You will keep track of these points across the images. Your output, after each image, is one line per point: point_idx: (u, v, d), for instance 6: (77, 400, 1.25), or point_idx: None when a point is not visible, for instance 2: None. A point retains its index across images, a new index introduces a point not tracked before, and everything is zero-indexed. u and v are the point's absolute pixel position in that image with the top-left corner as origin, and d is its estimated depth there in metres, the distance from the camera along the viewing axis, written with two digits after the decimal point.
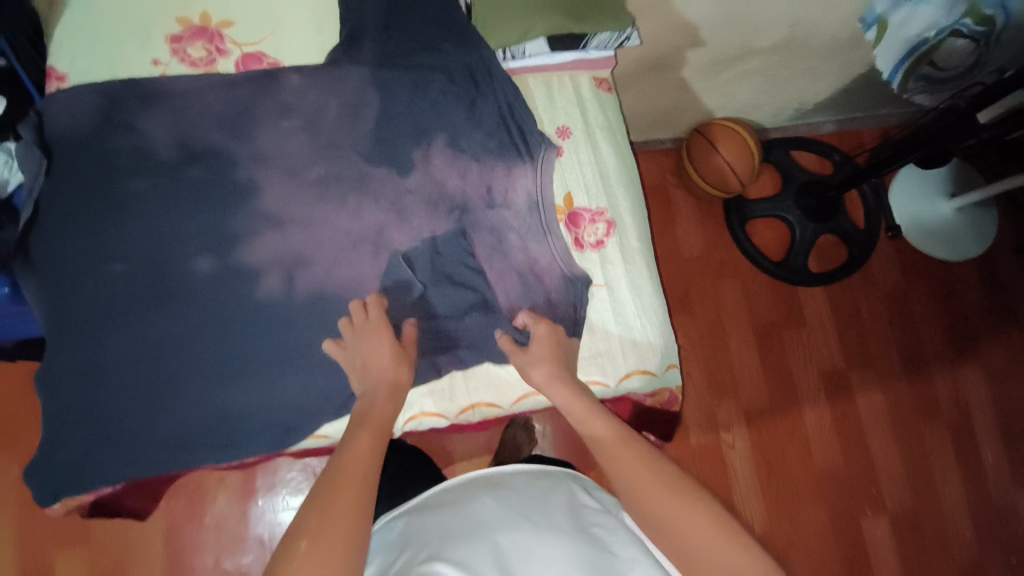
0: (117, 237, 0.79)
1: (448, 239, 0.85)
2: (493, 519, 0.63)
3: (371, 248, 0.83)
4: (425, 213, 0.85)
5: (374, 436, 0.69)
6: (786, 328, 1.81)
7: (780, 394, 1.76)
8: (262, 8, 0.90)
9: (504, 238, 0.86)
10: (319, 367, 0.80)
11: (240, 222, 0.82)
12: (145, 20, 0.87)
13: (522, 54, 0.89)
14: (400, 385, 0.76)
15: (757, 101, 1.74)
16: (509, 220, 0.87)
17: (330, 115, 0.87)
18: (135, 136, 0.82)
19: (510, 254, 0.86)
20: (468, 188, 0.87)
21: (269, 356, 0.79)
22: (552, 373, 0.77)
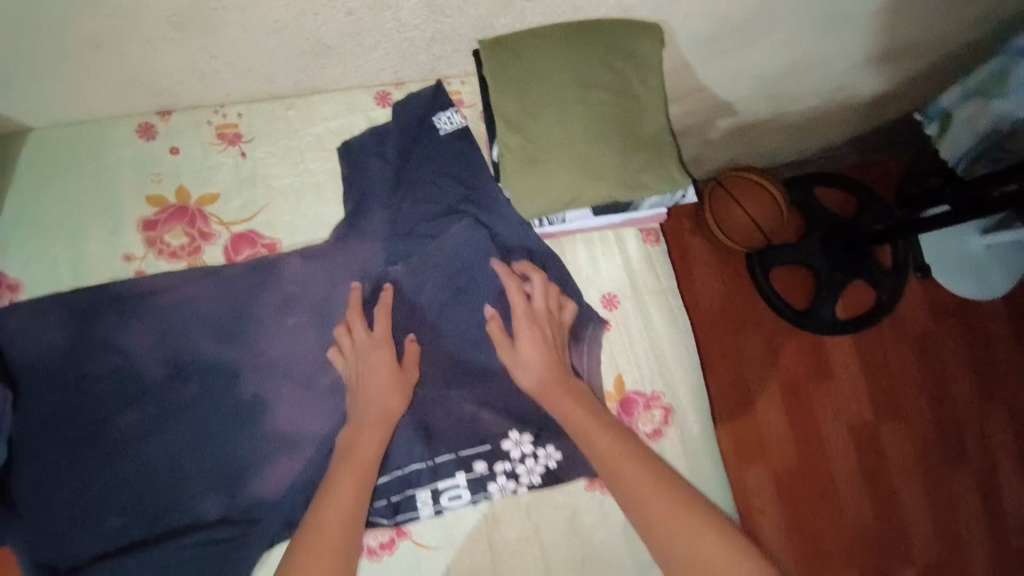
0: (107, 484, 0.68)
1: (491, 447, 0.74)
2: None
3: (402, 460, 0.73)
4: (459, 419, 0.74)
5: (356, 480, 0.66)
6: (814, 382, 1.75)
7: (811, 453, 1.70)
8: (249, 173, 0.75)
9: (547, 444, 0.75)
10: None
11: (248, 453, 0.70)
12: (110, 202, 0.72)
13: (560, 220, 0.77)
14: (390, 415, 0.70)
15: (783, 148, 1.60)
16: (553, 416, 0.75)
17: (340, 304, 0.74)
18: (116, 354, 0.69)
19: (557, 463, 0.75)
20: (508, 383, 0.75)
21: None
22: (548, 364, 0.72)
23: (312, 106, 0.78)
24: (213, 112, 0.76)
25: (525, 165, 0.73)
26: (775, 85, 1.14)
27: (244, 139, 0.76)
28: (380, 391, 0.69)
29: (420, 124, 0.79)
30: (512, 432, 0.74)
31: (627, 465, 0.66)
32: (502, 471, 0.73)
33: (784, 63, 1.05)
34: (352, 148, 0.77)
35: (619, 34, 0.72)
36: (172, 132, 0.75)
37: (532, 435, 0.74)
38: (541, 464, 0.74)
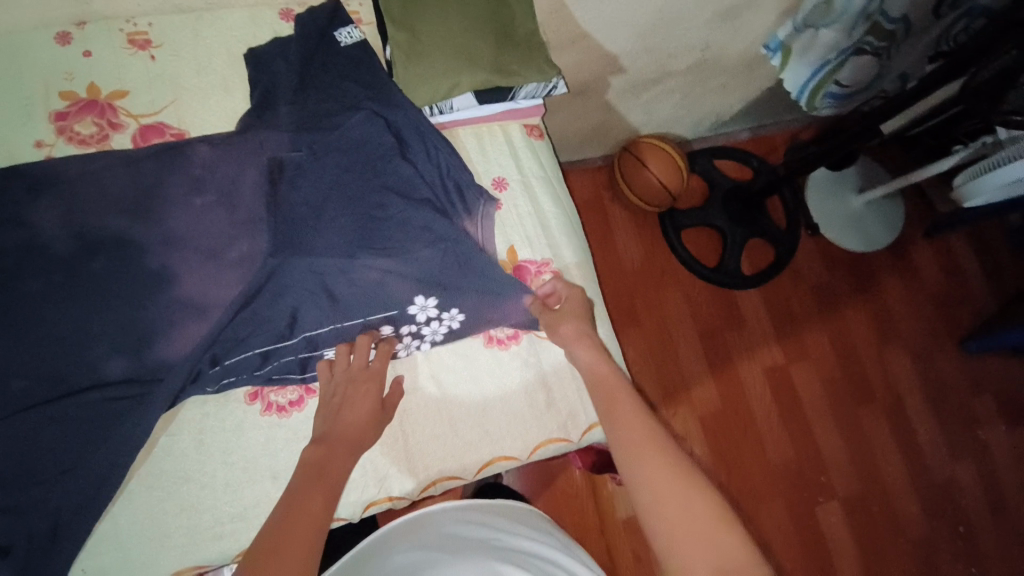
0: (12, 347, 0.69)
1: (398, 312, 0.81)
2: (418, 559, 0.67)
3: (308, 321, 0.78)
4: (365, 286, 0.79)
5: (323, 489, 0.67)
6: (729, 329, 1.85)
7: (730, 395, 1.79)
8: (161, 75, 0.83)
9: (451, 306, 0.81)
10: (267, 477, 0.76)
11: (157, 316, 0.74)
12: (24, 97, 0.78)
13: (449, 108, 0.88)
14: (365, 440, 0.75)
15: (679, 116, 1.77)
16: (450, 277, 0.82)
17: (247, 184, 0.80)
18: (24, 229, 0.73)
19: (460, 323, 0.83)
20: (409, 252, 0.81)
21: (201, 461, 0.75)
22: (575, 333, 0.77)
23: (221, 20, 0.86)
24: (125, 22, 0.83)
25: (411, 58, 0.83)
26: (648, 40, 1.31)
27: (154, 44, 0.83)
28: (353, 405, 0.75)
29: (321, 35, 0.88)
30: (416, 297, 0.80)
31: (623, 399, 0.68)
32: (407, 333, 0.82)
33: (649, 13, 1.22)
34: (259, 55, 0.86)
35: None
36: (86, 39, 0.81)
37: (436, 298, 0.81)
38: (446, 325, 0.82)
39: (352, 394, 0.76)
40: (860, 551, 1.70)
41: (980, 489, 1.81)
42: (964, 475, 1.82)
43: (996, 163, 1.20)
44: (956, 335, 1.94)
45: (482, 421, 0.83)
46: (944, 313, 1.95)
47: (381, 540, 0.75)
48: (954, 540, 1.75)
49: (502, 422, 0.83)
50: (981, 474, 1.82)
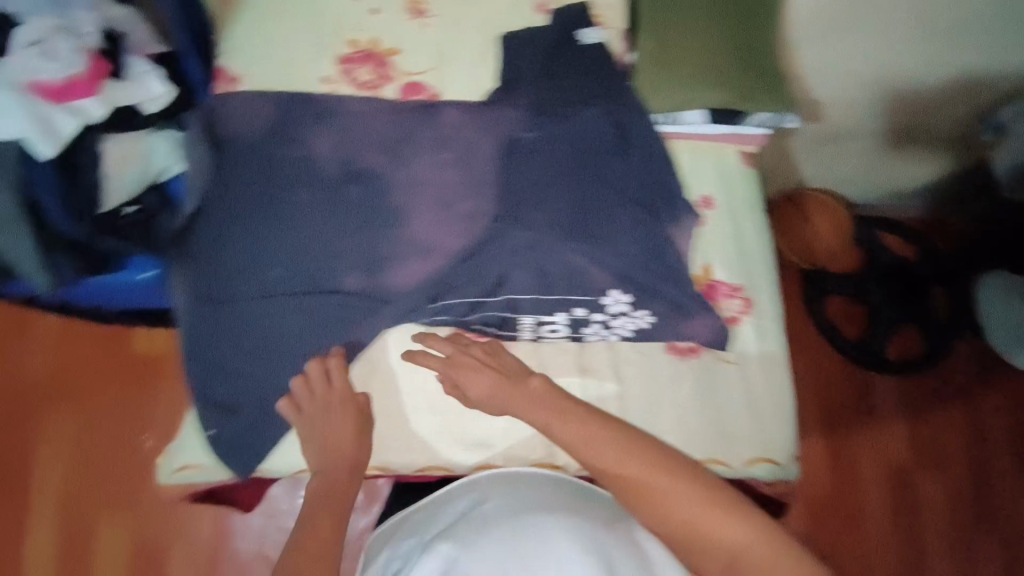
0: (278, 244, 0.82)
1: (592, 299, 0.84)
2: (498, 512, 0.70)
3: (514, 287, 0.84)
4: (567, 268, 0.84)
5: (341, 494, 0.77)
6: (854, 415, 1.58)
7: (844, 482, 1.54)
8: (428, 40, 0.91)
9: (642, 307, 0.84)
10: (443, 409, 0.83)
11: (390, 245, 0.83)
12: (316, 36, 0.88)
13: (677, 121, 0.88)
14: (360, 460, 0.80)
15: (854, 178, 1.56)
16: (650, 280, 0.84)
17: (483, 151, 0.88)
18: (303, 148, 0.84)
19: (650, 325, 0.84)
20: (613, 245, 0.85)
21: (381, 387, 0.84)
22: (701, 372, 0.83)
23: (485, 1, 0.94)
24: None
25: (657, 65, 0.87)
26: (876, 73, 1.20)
27: (428, 13, 0.92)
28: (327, 415, 0.79)
29: (569, 31, 0.93)
30: (613, 290, 0.84)
31: (632, 462, 0.72)
32: (597, 321, 0.84)
33: (883, 43, 1.13)
34: (512, 38, 0.92)
35: None
36: None
37: (631, 296, 0.84)
38: (634, 323, 0.84)
39: (323, 413, 0.79)
40: None
41: None
42: None
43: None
44: None
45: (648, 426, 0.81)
46: None
47: (457, 488, 0.78)
48: None
49: (667, 433, 0.80)
50: None
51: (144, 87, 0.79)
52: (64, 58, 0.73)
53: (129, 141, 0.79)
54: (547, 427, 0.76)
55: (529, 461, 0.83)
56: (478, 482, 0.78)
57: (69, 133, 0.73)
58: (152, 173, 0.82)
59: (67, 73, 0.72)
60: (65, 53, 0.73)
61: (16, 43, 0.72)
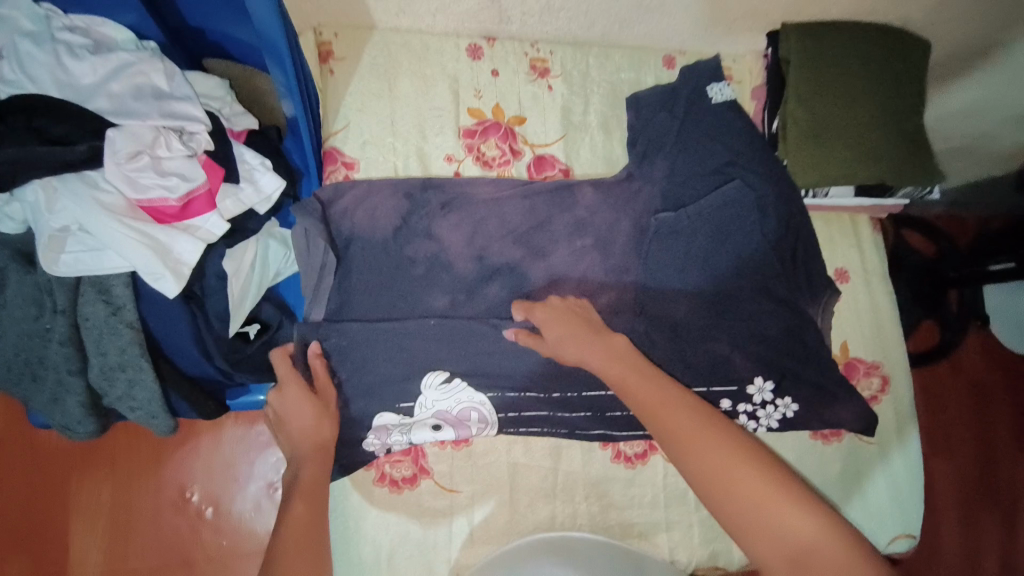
0: (418, 361, 0.72)
1: (737, 388, 0.81)
2: None
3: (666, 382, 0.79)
4: (713, 359, 0.81)
5: (316, 455, 0.65)
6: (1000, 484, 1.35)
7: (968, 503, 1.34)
8: (553, 106, 0.83)
9: (785, 394, 0.81)
10: (601, 529, 0.77)
11: (539, 357, 0.74)
12: (437, 106, 0.78)
13: (822, 194, 0.85)
14: (327, 444, 0.66)
15: None
16: (796, 364, 0.82)
17: (621, 230, 0.81)
18: (434, 242, 0.75)
19: (793, 413, 0.81)
20: (756, 330, 0.82)
21: (460, 415, 0.74)
22: (845, 457, 0.83)
23: (608, 57, 0.86)
24: (529, 46, 0.83)
25: (806, 137, 0.82)
26: None
27: (551, 74, 0.83)
28: (302, 414, 0.67)
29: (699, 91, 0.86)
30: (756, 378, 0.81)
31: (694, 436, 0.60)
32: (744, 411, 0.81)
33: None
34: (641, 98, 0.85)
35: (905, 41, 0.84)
36: (495, 56, 0.82)
37: (774, 383, 0.81)
38: (779, 413, 0.81)
39: (302, 407, 0.67)
40: None
41: None
42: None
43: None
44: None
45: None
46: None
47: (521, 551, 0.71)
48: None
49: None
50: None
51: (257, 185, 0.67)
52: (177, 171, 0.60)
53: (244, 254, 0.68)
54: (618, 385, 0.65)
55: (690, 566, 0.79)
56: (542, 549, 0.71)
57: (194, 263, 0.61)
58: (268, 278, 0.73)
59: (185, 191, 0.60)
60: (176, 164, 0.61)
61: (110, 155, 0.57)
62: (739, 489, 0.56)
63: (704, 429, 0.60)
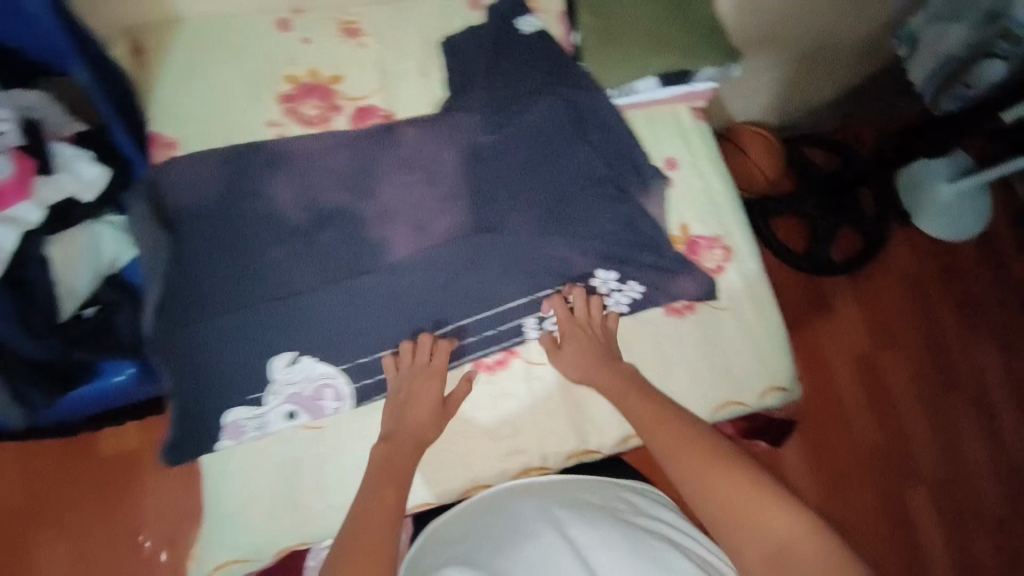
0: (262, 316, 0.79)
1: (583, 284, 0.86)
2: (527, 521, 0.68)
3: (513, 286, 0.85)
4: (553, 263, 0.86)
5: (396, 473, 0.72)
6: (816, 318, 1.89)
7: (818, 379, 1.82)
8: (367, 60, 0.88)
9: (631, 278, 0.86)
10: (471, 432, 0.83)
11: (379, 292, 0.82)
12: (253, 79, 0.84)
13: (629, 92, 0.92)
14: (426, 444, 0.77)
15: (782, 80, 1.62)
16: (637, 251, 0.87)
17: (446, 162, 0.87)
18: (262, 201, 0.81)
19: (640, 295, 0.87)
20: (593, 227, 0.87)
21: (313, 395, 0.79)
22: (696, 329, 0.88)
23: (414, 7, 0.92)
24: (334, 11, 0.89)
25: (600, 44, 0.88)
26: None
27: (362, 32, 0.89)
28: (407, 414, 0.78)
29: (503, 25, 0.92)
30: (599, 270, 0.86)
31: (664, 427, 0.73)
32: (596, 302, 0.86)
33: None
34: (451, 40, 0.91)
35: None
36: (303, 24, 0.87)
37: (618, 271, 0.86)
38: (626, 297, 0.87)
39: (406, 406, 0.78)
40: (944, 532, 1.74)
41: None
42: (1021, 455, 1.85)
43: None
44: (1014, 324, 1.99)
45: (665, 385, 0.86)
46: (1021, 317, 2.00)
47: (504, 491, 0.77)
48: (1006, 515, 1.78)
49: (682, 389, 0.86)
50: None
51: (77, 174, 0.73)
52: None
53: (76, 240, 0.74)
54: (599, 383, 0.81)
55: (563, 455, 0.84)
56: (533, 487, 0.76)
57: (11, 248, 0.68)
58: (108, 265, 0.80)
59: None
60: None
61: None
62: (700, 476, 0.66)
63: (656, 423, 0.74)
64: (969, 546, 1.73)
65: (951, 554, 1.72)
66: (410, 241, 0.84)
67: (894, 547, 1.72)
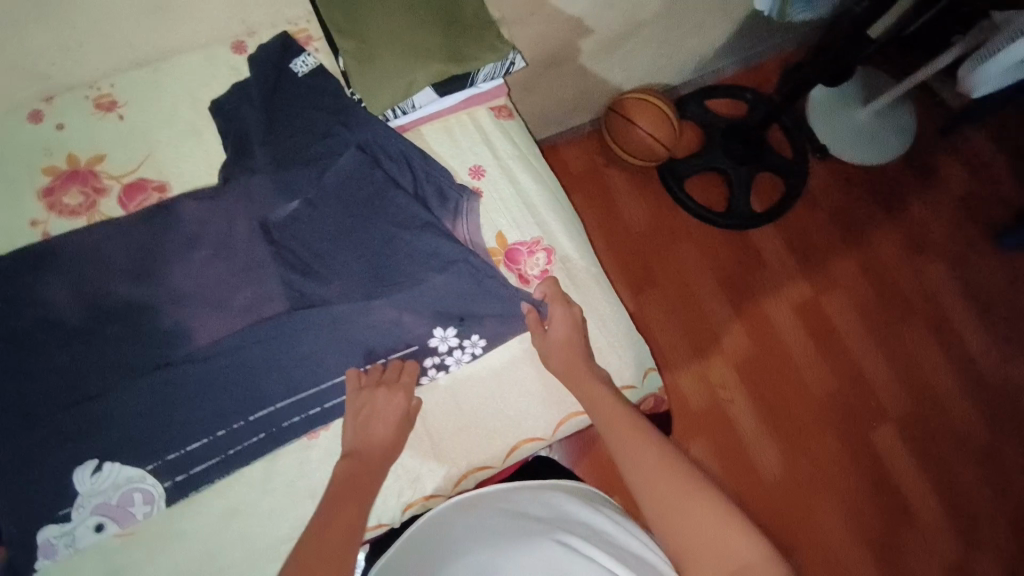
0: (54, 431, 0.72)
1: (419, 346, 0.80)
2: (478, 537, 0.64)
3: (332, 347, 0.78)
4: (382, 327, 0.79)
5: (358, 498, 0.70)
6: (750, 274, 1.73)
7: (762, 340, 1.68)
8: (131, 133, 0.85)
9: (471, 333, 0.81)
10: (299, 502, 0.76)
11: (181, 383, 0.74)
12: (12, 181, 0.81)
13: (411, 108, 0.88)
14: (388, 457, 0.75)
15: (640, 47, 1.54)
16: (463, 289, 0.81)
17: (240, 228, 0.80)
18: (38, 307, 0.74)
19: (483, 348, 0.81)
20: (416, 281, 0.81)
21: (122, 501, 0.72)
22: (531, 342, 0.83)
23: (174, 67, 0.88)
24: (89, 88, 0.85)
25: (364, 65, 0.82)
26: None
27: (120, 104, 0.85)
28: (371, 428, 0.75)
29: (277, 70, 0.87)
30: (436, 330, 0.80)
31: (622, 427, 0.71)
32: (433, 365, 0.80)
33: None
34: (222, 104, 0.86)
35: None
36: (57, 112, 0.84)
37: (455, 328, 0.80)
38: (469, 353, 0.81)
39: (370, 421, 0.75)
40: (921, 468, 1.61)
41: (999, 370, 1.71)
42: (997, 369, 1.71)
43: (991, 51, 1.17)
44: (967, 231, 1.83)
45: (506, 408, 0.81)
46: (976, 224, 1.84)
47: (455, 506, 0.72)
48: (988, 436, 1.65)
49: (519, 408, 0.81)
50: (999, 356, 1.72)
51: None
52: None
53: None
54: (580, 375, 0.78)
55: (402, 505, 0.78)
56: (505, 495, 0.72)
57: None
58: None
59: None
60: None
61: None
62: (646, 472, 0.66)
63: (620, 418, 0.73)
64: (953, 477, 1.60)
65: (937, 496, 1.59)
66: (215, 319, 0.77)
67: (874, 498, 1.57)
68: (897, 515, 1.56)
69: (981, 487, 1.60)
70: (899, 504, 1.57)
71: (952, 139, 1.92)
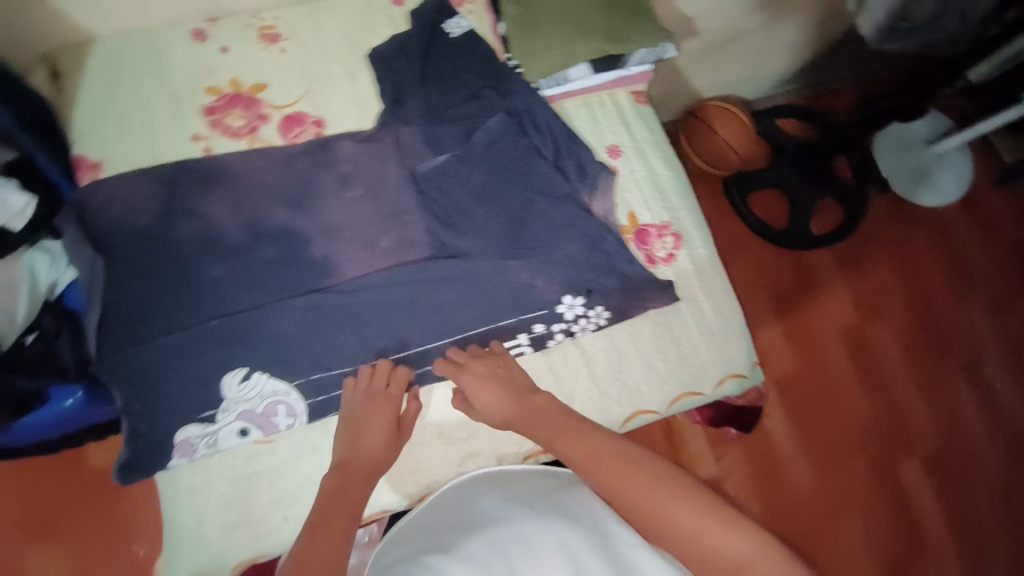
0: (202, 340, 0.74)
1: (548, 312, 0.82)
2: (489, 515, 0.68)
3: (468, 299, 0.81)
4: (516, 286, 0.82)
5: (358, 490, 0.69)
6: (801, 292, 1.77)
7: (805, 357, 1.72)
8: (290, 65, 0.87)
9: (598, 304, 0.83)
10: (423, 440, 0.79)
11: (325, 314, 0.77)
12: (173, 95, 0.83)
13: (562, 80, 0.90)
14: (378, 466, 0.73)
15: (733, 57, 1.57)
16: (598, 260, 0.84)
17: (390, 172, 0.83)
18: (199, 219, 0.78)
19: (606, 320, 0.84)
20: (553, 246, 0.84)
21: (267, 411, 0.74)
22: (653, 320, 0.86)
23: (336, 10, 0.91)
24: (252, 18, 0.88)
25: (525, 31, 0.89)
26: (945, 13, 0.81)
27: (283, 38, 0.88)
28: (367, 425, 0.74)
29: (434, 29, 0.90)
30: (565, 296, 0.83)
31: (607, 456, 0.64)
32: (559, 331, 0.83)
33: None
34: (379, 52, 0.88)
35: None
36: (220, 35, 0.86)
37: (584, 297, 0.83)
38: (593, 323, 0.84)
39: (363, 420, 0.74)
40: (941, 499, 1.65)
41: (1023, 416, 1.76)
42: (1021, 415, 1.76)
43: None
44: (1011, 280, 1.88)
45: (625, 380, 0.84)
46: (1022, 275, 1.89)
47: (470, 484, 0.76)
48: (1006, 477, 1.69)
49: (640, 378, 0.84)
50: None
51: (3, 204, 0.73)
52: None
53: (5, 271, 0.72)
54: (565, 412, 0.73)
55: (520, 454, 0.82)
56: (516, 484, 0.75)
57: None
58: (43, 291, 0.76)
59: None
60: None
61: None
62: (637, 493, 0.60)
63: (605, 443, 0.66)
64: (970, 512, 1.65)
65: (953, 528, 1.63)
66: (362, 254, 0.80)
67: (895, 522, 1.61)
68: (915, 542, 1.59)
69: (995, 525, 1.65)
70: (917, 531, 1.61)
71: (1010, 190, 1.97)
